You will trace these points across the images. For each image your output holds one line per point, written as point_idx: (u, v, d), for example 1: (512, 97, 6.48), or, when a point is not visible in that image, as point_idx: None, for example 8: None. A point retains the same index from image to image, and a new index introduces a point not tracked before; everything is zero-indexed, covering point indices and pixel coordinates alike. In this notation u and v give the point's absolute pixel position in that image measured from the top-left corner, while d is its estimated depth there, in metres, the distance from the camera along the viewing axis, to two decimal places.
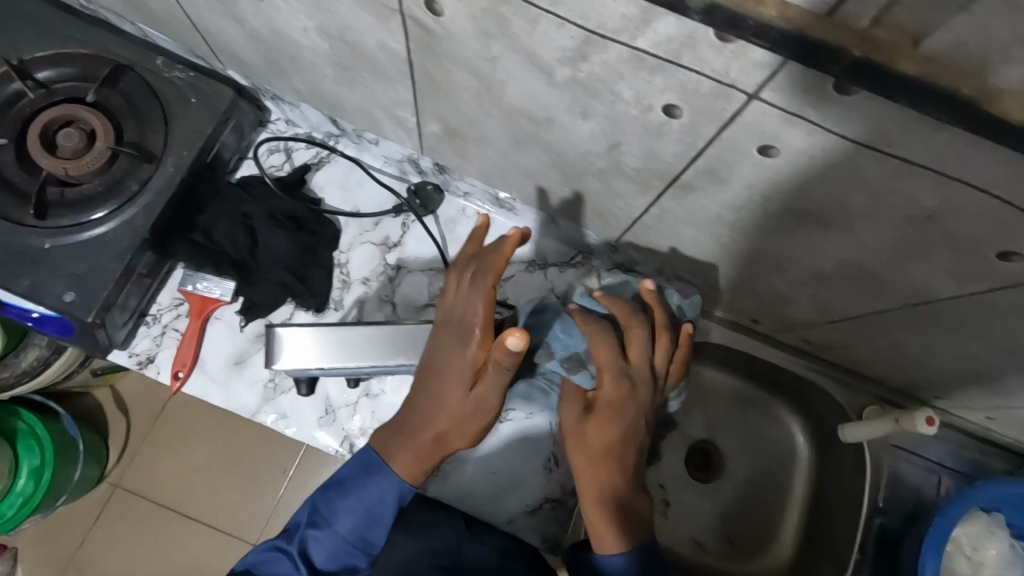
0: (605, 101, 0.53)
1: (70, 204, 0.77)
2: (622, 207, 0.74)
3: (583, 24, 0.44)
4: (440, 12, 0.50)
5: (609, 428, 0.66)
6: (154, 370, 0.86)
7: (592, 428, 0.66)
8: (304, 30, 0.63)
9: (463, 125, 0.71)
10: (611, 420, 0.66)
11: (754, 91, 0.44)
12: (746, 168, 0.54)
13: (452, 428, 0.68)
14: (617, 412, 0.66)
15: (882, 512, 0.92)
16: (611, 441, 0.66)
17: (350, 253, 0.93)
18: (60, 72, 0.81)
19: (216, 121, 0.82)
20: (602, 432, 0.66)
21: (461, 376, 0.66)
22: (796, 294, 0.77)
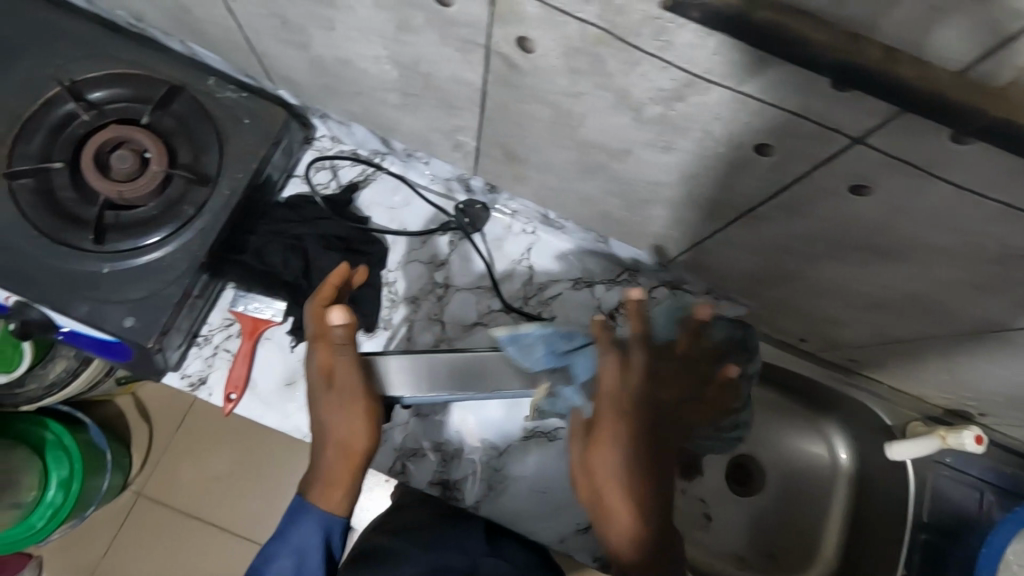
0: (691, 138, 0.53)
1: (125, 228, 0.76)
2: (683, 233, 0.74)
3: (688, 67, 0.44)
4: (531, 50, 0.50)
5: (626, 447, 0.60)
6: (206, 392, 0.86)
7: (600, 456, 0.61)
8: (375, 59, 0.63)
9: (527, 151, 0.71)
10: (623, 440, 0.60)
11: (859, 136, 0.44)
12: (830, 206, 0.54)
13: (341, 444, 0.67)
14: (624, 431, 0.61)
15: (926, 528, 0.94)
16: (627, 460, 0.60)
17: (398, 272, 0.93)
18: (112, 93, 0.79)
19: (269, 143, 0.81)
20: (619, 457, 0.60)
21: (321, 395, 0.68)
22: (854, 318, 0.77)
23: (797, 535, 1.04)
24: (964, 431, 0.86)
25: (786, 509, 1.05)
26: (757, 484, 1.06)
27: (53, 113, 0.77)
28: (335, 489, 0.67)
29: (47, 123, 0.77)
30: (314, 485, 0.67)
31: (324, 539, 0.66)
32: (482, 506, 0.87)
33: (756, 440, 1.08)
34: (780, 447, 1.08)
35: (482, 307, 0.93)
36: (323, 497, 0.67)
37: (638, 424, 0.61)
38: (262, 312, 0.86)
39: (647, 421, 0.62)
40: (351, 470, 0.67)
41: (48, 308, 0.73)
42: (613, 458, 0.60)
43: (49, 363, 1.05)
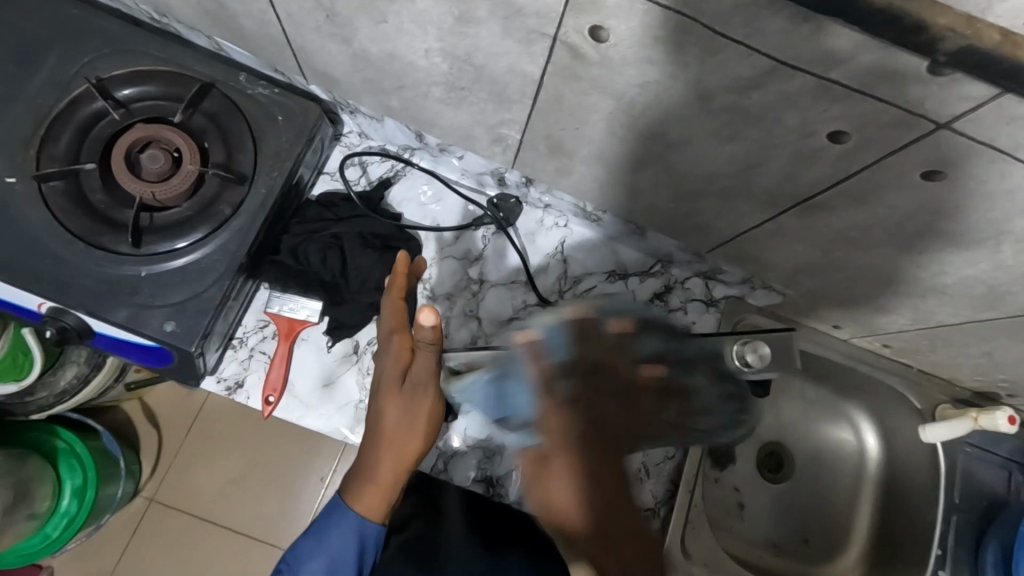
0: (761, 127, 0.53)
1: (161, 230, 0.74)
2: (730, 223, 0.74)
3: (775, 54, 0.44)
4: (604, 39, 0.50)
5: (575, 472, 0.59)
6: (244, 395, 0.84)
7: (556, 487, 0.59)
8: (427, 51, 0.62)
9: (576, 143, 0.70)
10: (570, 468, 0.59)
11: (945, 121, 0.44)
12: (897, 193, 0.55)
13: (399, 437, 0.66)
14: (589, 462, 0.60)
15: (957, 508, 0.97)
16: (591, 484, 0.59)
17: (433, 269, 0.92)
18: (141, 91, 0.78)
19: (304, 140, 0.80)
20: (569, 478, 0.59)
21: (391, 384, 0.67)
22: (900, 304, 0.78)
23: (830, 519, 1.06)
24: (997, 412, 0.87)
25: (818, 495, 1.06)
26: (787, 471, 1.08)
27: (82, 111, 0.75)
28: (375, 493, 0.66)
29: (76, 122, 0.75)
30: (356, 485, 0.67)
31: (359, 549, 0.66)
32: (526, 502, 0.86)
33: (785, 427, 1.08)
34: (811, 434, 1.09)
35: (518, 302, 0.92)
36: (357, 500, 0.66)
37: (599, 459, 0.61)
38: (299, 313, 0.84)
39: (595, 416, 0.62)
40: (391, 478, 0.66)
41: (83, 314, 0.71)
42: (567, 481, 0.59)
43: (60, 370, 1.02)
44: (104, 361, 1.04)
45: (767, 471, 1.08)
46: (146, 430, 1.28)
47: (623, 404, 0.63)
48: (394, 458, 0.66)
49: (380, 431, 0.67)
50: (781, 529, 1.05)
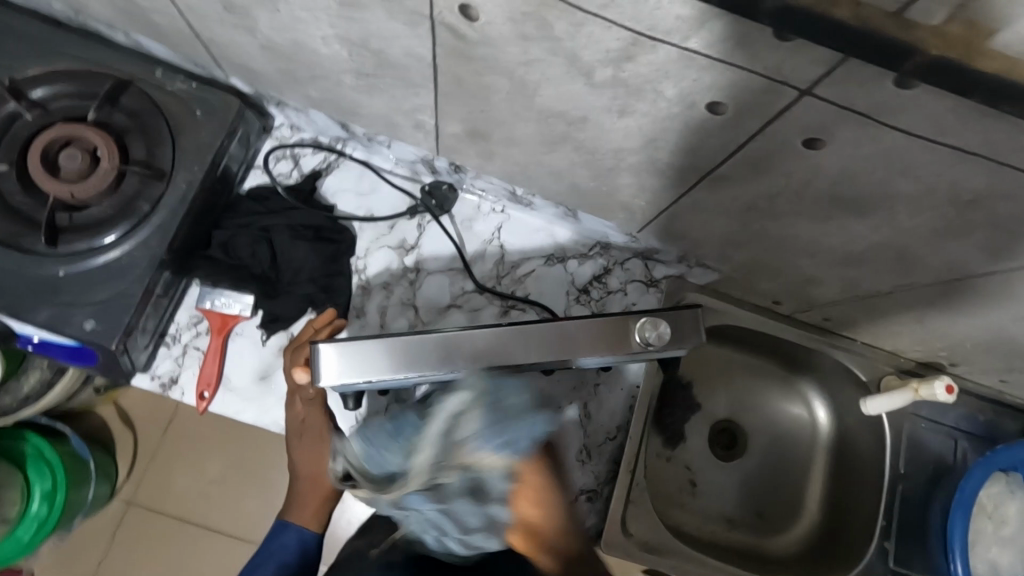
0: (648, 101, 0.53)
1: (80, 230, 0.74)
2: (651, 200, 0.74)
3: (632, 26, 0.43)
4: (476, 17, 0.49)
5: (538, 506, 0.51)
6: (178, 391, 0.85)
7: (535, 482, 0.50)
8: (324, 38, 0.62)
9: (487, 126, 0.70)
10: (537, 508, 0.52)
11: (807, 87, 0.44)
12: (790, 161, 0.54)
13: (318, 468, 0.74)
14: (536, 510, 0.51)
15: (903, 478, 0.99)
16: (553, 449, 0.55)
17: (368, 258, 0.92)
18: (56, 89, 0.77)
19: (225, 134, 0.80)
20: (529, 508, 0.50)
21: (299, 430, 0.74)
22: (825, 275, 0.77)
23: (786, 494, 1.06)
24: (935, 382, 0.88)
25: (773, 469, 1.07)
26: (742, 447, 1.07)
27: None
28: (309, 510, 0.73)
29: None
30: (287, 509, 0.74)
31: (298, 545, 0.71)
32: None
33: (739, 405, 1.09)
34: (763, 411, 1.09)
35: (455, 289, 0.92)
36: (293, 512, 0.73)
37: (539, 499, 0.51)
38: (231, 308, 0.84)
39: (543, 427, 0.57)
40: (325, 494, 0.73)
41: (7, 317, 0.72)
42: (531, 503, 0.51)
43: (22, 376, 1.02)
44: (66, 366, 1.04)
45: (721, 448, 1.07)
46: (116, 432, 1.28)
47: None
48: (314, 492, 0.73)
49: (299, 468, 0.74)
50: (741, 504, 1.05)
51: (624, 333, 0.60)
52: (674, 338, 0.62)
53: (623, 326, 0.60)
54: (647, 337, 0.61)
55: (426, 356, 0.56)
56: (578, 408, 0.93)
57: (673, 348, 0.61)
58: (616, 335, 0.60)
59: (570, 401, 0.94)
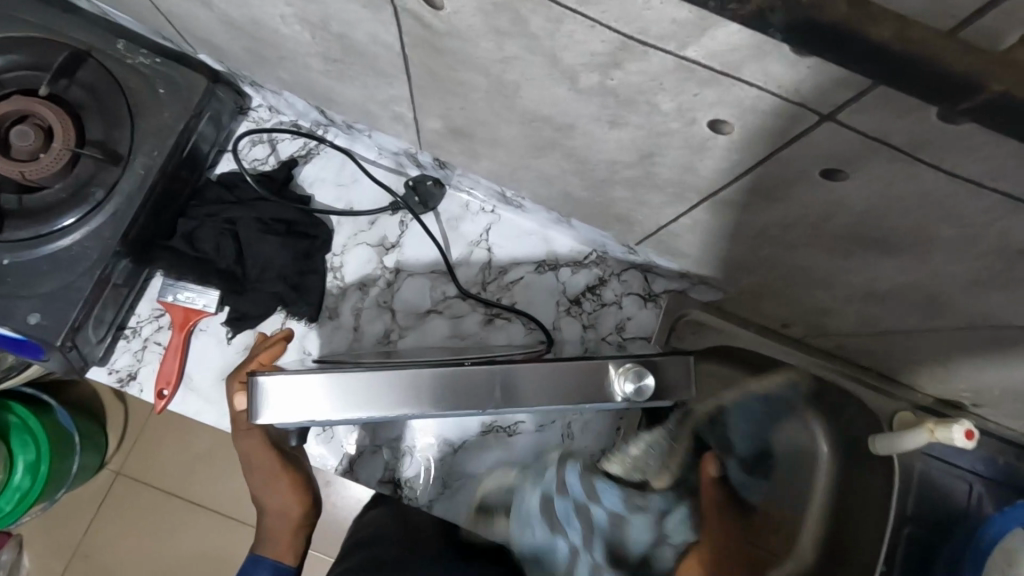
0: (640, 113, 0.45)
1: (28, 214, 0.69)
2: (649, 215, 0.67)
3: (618, 27, 0.36)
4: (443, 6, 0.42)
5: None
6: (136, 388, 0.80)
7: None
8: (282, 18, 0.55)
9: (469, 125, 0.63)
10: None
11: (829, 112, 0.36)
12: (805, 191, 0.47)
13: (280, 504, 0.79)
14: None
15: (910, 520, 0.94)
16: None
17: (344, 256, 0.86)
18: (8, 60, 0.71)
19: (189, 116, 0.73)
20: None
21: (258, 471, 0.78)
22: (838, 306, 0.70)
23: None
24: (954, 426, 0.79)
25: None
26: None
27: None
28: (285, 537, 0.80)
29: None
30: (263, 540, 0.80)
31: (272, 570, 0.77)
32: (436, 505, 0.83)
33: None
34: None
35: (436, 294, 0.86)
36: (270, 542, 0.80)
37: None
38: (195, 303, 0.79)
39: None
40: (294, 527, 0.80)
41: None
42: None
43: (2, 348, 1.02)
44: None
45: None
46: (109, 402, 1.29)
47: None
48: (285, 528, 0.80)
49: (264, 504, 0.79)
50: None
51: (595, 387, 0.52)
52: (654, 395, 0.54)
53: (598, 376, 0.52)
54: (626, 390, 0.52)
55: (380, 394, 0.49)
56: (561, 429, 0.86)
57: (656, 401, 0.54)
58: (590, 385, 0.52)
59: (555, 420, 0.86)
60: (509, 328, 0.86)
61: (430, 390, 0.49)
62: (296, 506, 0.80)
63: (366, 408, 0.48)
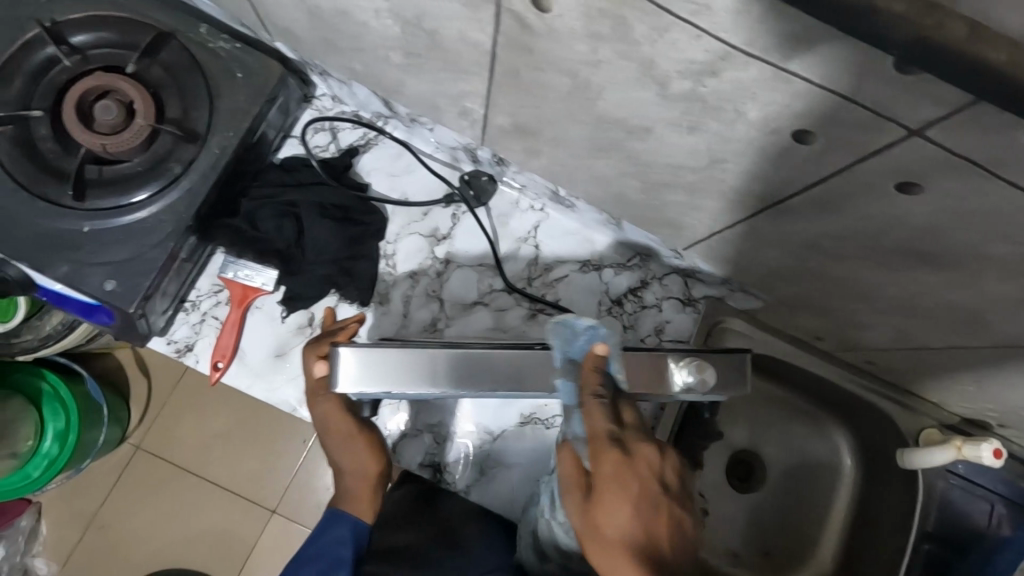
0: (724, 120, 0.47)
1: (108, 185, 0.72)
2: (703, 222, 0.69)
3: (725, 37, 0.38)
4: (547, 9, 0.44)
5: (666, 539, 0.48)
6: (192, 359, 0.83)
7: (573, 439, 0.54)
8: (375, 12, 0.57)
9: (538, 124, 0.65)
10: (664, 510, 0.49)
11: (918, 127, 0.38)
12: (872, 205, 0.49)
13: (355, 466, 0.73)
14: (685, 543, 0.50)
15: (930, 537, 0.93)
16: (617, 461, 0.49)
17: (397, 244, 0.88)
18: (97, 37, 0.74)
19: (263, 100, 0.76)
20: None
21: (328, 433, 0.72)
22: (875, 321, 0.71)
23: (795, 536, 1.02)
24: (984, 444, 0.81)
25: (787, 506, 1.03)
26: (759, 482, 1.04)
27: (33, 56, 0.72)
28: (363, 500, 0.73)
29: (27, 66, 0.72)
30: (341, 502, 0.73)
31: (354, 538, 0.71)
32: (472, 492, 0.85)
33: (761, 438, 1.05)
34: (784, 445, 1.04)
35: (483, 286, 0.89)
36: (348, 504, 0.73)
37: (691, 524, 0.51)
38: (253, 281, 0.82)
39: (639, 462, 0.49)
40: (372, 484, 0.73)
41: (27, 267, 0.70)
42: (636, 541, 0.48)
43: (46, 315, 1.06)
44: None
45: (736, 479, 1.04)
46: (134, 377, 1.32)
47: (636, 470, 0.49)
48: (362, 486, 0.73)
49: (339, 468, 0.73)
50: (746, 540, 1.02)
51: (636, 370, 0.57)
52: (717, 385, 0.58)
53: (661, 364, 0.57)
54: (686, 381, 0.57)
55: (437, 373, 0.56)
56: None
57: (718, 392, 0.58)
58: (653, 376, 0.57)
59: None
60: None
61: (447, 370, 0.57)
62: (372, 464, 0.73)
63: (402, 385, 0.56)
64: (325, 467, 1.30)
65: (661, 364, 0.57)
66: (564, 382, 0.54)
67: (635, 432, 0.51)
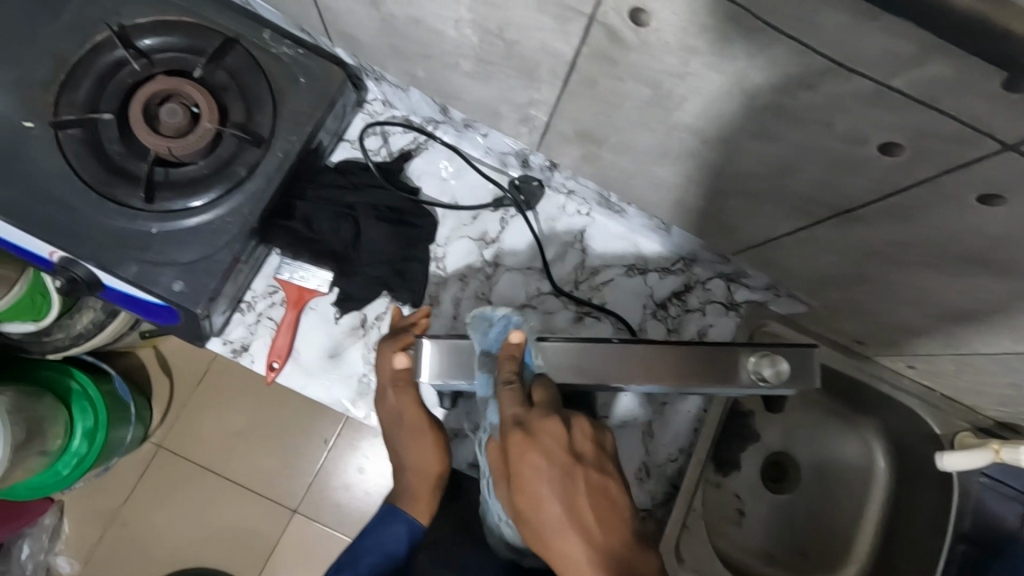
0: (810, 132, 0.49)
1: (176, 187, 0.73)
2: (761, 227, 0.71)
3: (830, 54, 0.40)
4: (644, 24, 0.46)
5: (587, 509, 0.49)
6: (248, 358, 0.85)
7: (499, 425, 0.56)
8: (456, 22, 0.59)
9: (604, 131, 0.67)
10: (579, 480, 0.50)
11: (1013, 143, 0.40)
12: (948, 216, 0.51)
13: (420, 463, 0.74)
14: (613, 510, 0.50)
15: (965, 538, 0.94)
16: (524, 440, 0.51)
17: (447, 247, 0.90)
18: (163, 41, 0.75)
19: (325, 105, 0.77)
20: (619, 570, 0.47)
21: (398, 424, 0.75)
22: (925, 326, 0.73)
23: (829, 537, 1.03)
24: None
25: (821, 507, 1.04)
26: (793, 483, 1.05)
27: (102, 58, 0.73)
28: (422, 500, 0.73)
29: (94, 69, 0.73)
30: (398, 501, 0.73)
31: (409, 537, 0.71)
32: None
33: (795, 439, 1.06)
34: (818, 447, 1.06)
35: (531, 289, 0.90)
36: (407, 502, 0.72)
37: (616, 489, 0.51)
38: (308, 282, 0.83)
39: (545, 438, 0.50)
40: (433, 483, 0.74)
41: (93, 266, 0.71)
42: (558, 517, 0.49)
43: (77, 314, 1.06)
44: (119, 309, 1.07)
45: (771, 480, 1.05)
46: (157, 375, 1.31)
47: (542, 446, 0.50)
48: (423, 484, 0.73)
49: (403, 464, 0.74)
50: (780, 541, 1.03)
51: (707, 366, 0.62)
52: (789, 376, 0.62)
53: (734, 359, 0.62)
54: (760, 374, 0.61)
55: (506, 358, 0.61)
56: (641, 425, 0.92)
57: (789, 386, 0.62)
58: (725, 366, 0.62)
59: (634, 417, 0.92)
60: (598, 326, 0.90)
61: (445, 359, 0.62)
62: (435, 464, 0.74)
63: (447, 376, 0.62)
64: (346, 466, 1.28)
65: (734, 360, 0.62)
66: (483, 377, 0.59)
67: (542, 409, 0.53)
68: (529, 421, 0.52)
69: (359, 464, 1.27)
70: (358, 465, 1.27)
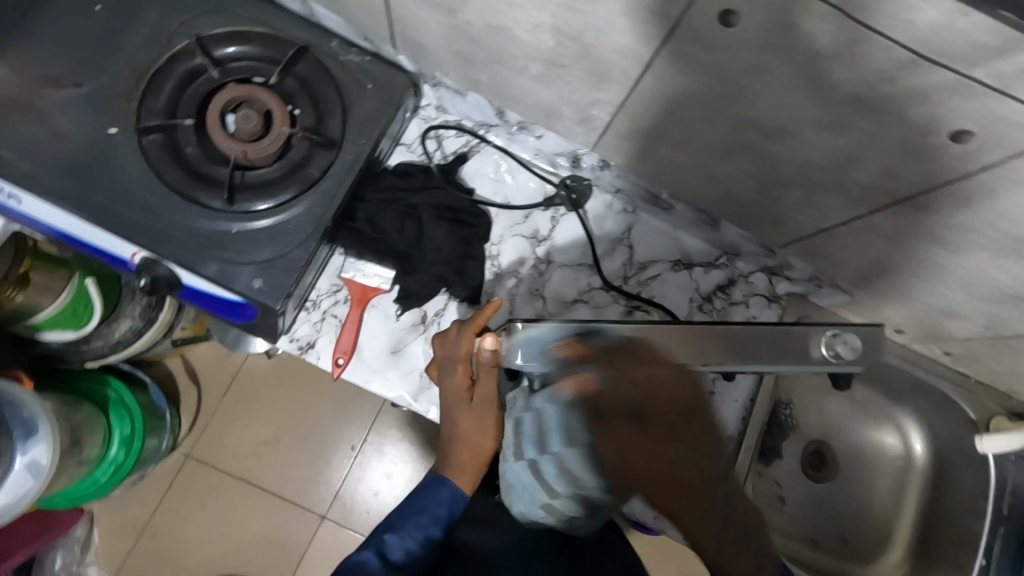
0: (882, 123, 0.53)
1: (252, 189, 0.76)
2: (813, 216, 0.75)
3: (915, 46, 0.43)
4: (732, 23, 0.49)
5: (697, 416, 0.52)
6: (315, 356, 0.87)
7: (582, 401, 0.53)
8: (533, 26, 0.62)
9: (667, 127, 0.70)
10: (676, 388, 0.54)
11: None
12: (1010, 198, 0.54)
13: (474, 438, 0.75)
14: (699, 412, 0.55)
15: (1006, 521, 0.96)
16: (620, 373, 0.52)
17: (501, 245, 0.93)
18: (239, 50, 0.79)
19: (389, 109, 0.81)
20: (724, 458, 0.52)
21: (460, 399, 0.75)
22: (969, 308, 0.76)
23: (870, 524, 1.06)
24: None
25: (860, 493, 1.07)
26: (830, 470, 1.09)
27: (180, 67, 0.77)
28: (467, 471, 0.75)
29: (172, 77, 0.76)
30: (446, 465, 0.75)
31: (451, 505, 0.73)
32: None
33: (832, 428, 1.10)
34: (854, 436, 1.09)
35: (581, 284, 0.93)
36: (454, 472, 0.74)
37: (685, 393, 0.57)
38: (371, 280, 0.87)
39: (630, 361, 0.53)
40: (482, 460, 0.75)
41: (175, 265, 0.74)
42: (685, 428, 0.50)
43: (114, 323, 1.04)
44: (156, 317, 1.05)
45: (810, 469, 1.09)
46: (185, 384, 1.33)
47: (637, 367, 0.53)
48: (472, 458, 0.75)
49: (455, 438, 0.75)
50: (822, 527, 1.07)
51: (766, 348, 0.66)
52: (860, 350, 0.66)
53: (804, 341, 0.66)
54: (829, 351, 0.66)
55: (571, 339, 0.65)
56: None
57: (857, 363, 0.66)
58: (794, 346, 0.66)
59: None
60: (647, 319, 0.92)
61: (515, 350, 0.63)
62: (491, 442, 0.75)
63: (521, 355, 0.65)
64: (376, 471, 1.29)
65: (804, 343, 0.66)
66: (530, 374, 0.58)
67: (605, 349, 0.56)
68: (612, 361, 0.53)
69: (389, 469, 1.29)
70: (390, 468, 1.29)
